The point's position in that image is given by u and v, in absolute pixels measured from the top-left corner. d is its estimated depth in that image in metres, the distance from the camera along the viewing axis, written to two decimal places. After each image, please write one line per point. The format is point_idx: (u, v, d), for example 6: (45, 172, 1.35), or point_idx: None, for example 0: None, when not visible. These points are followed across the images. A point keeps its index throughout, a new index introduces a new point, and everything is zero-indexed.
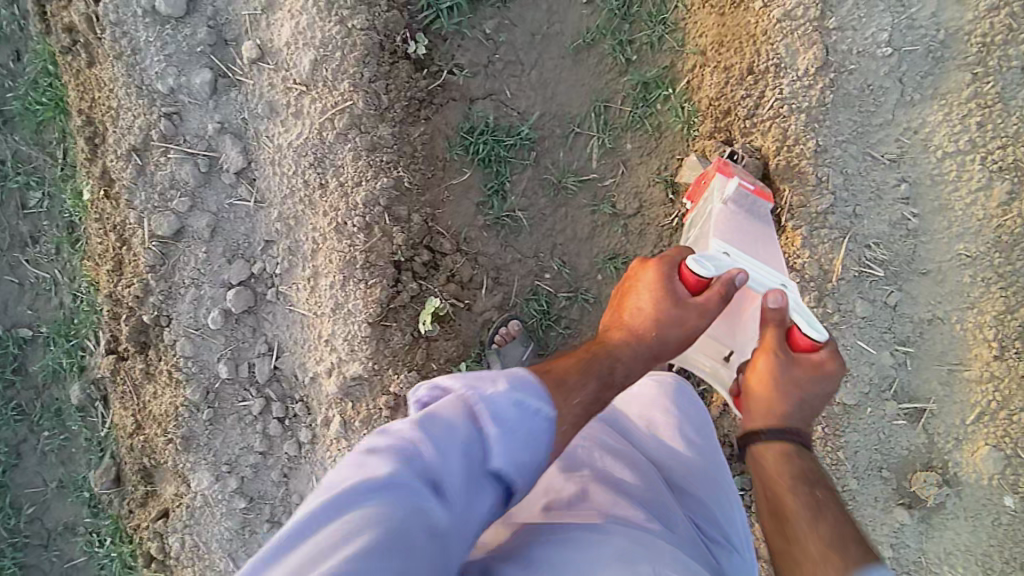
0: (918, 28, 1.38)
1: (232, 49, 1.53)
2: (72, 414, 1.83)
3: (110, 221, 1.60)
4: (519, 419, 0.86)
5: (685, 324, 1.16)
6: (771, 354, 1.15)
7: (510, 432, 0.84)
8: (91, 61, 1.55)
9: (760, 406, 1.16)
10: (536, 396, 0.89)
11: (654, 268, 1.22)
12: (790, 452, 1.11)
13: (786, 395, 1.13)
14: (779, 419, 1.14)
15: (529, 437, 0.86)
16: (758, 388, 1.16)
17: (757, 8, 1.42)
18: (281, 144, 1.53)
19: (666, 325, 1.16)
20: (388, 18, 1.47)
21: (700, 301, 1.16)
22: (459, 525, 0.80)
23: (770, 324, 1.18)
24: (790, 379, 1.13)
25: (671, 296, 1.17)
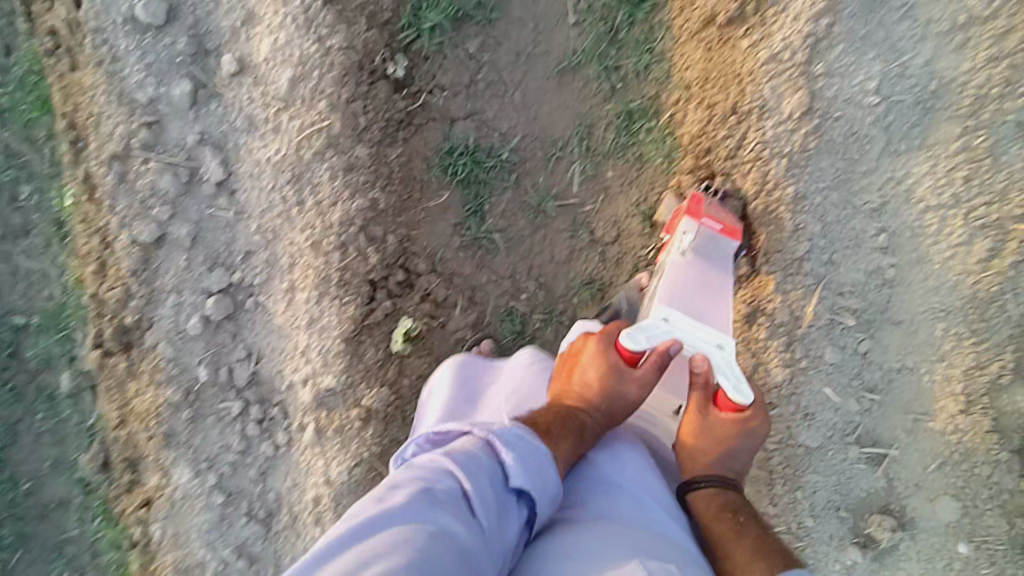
0: (909, 78, 1.32)
1: (212, 60, 1.52)
2: (65, 400, 1.90)
3: (94, 224, 1.63)
4: (526, 449, 0.95)
5: (637, 385, 1.21)
6: (696, 411, 1.18)
7: (524, 460, 0.93)
8: (74, 65, 1.55)
9: (689, 460, 1.19)
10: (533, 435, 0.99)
11: (593, 343, 1.26)
12: (718, 494, 1.14)
13: (711, 447, 1.17)
14: (706, 470, 1.16)
15: (540, 464, 0.95)
16: (685, 442, 1.19)
17: (745, 47, 1.39)
18: (260, 159, 1.54)
19: (620, 387, 1.20)
20: (367, 38, 1.46)
21: (639, 375, 1.20)
22: (497, 546, 0.86)
23: (695, 387, 1.20)
24: (713, 433, 1.17)
25: (612, 366, 1.21)
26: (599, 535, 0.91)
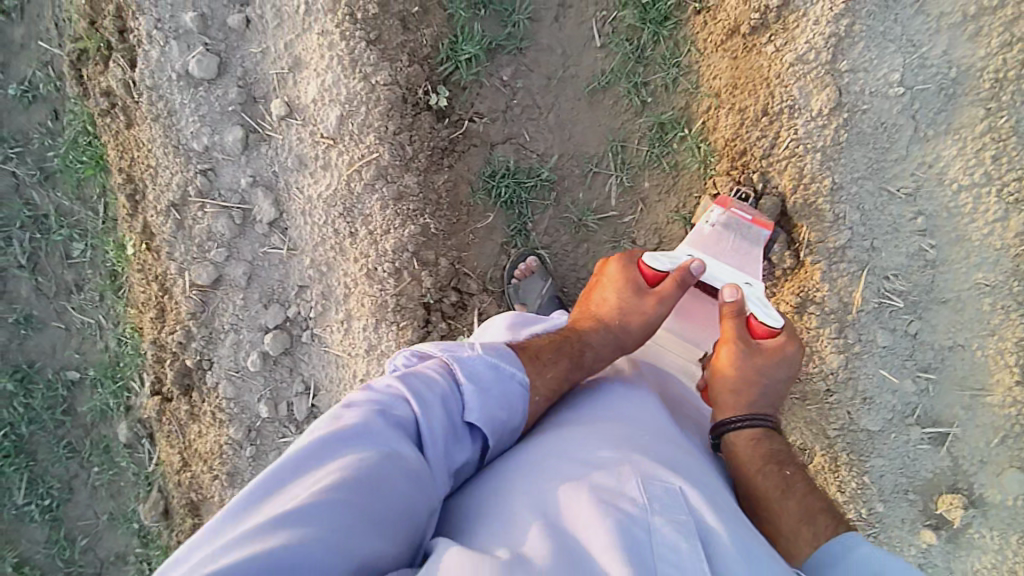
0: (930, 66, 1.40)
1: (261, 106, 1.60)
2: (120, 450, 1.91)
3: (152, 271, 1.68)
4: (494, 380, 1.02)
5: (645, 313, 1.26)
6: (732, 345, 1.19)
7: (487, 392, 1.00)
8: (130, 123, 1.63)
9: (726, 400, 1.17)
10: (511, 363, 1.06)
11: (617, 263, 1.34)
12: (760, 436, 1.14)
13: (751, 383, 1.16)
14: (747, 409, 1.15)
15: (506, 397, 1.03)
16: (724, 381, 1.18)
17: (769, 52, 1.46)
18: (312, 196, 1.60)
19: (630, 312, 1.26)
20: (409, 72, 1.53)
21: (657, 291, 1.27)
22: (445, 469, 0.95)
23: (730, 317, 1.22)
24: (752, 368, 1.17)
25: (632, 286, 1.28)
26: (586, 453, 0.98)
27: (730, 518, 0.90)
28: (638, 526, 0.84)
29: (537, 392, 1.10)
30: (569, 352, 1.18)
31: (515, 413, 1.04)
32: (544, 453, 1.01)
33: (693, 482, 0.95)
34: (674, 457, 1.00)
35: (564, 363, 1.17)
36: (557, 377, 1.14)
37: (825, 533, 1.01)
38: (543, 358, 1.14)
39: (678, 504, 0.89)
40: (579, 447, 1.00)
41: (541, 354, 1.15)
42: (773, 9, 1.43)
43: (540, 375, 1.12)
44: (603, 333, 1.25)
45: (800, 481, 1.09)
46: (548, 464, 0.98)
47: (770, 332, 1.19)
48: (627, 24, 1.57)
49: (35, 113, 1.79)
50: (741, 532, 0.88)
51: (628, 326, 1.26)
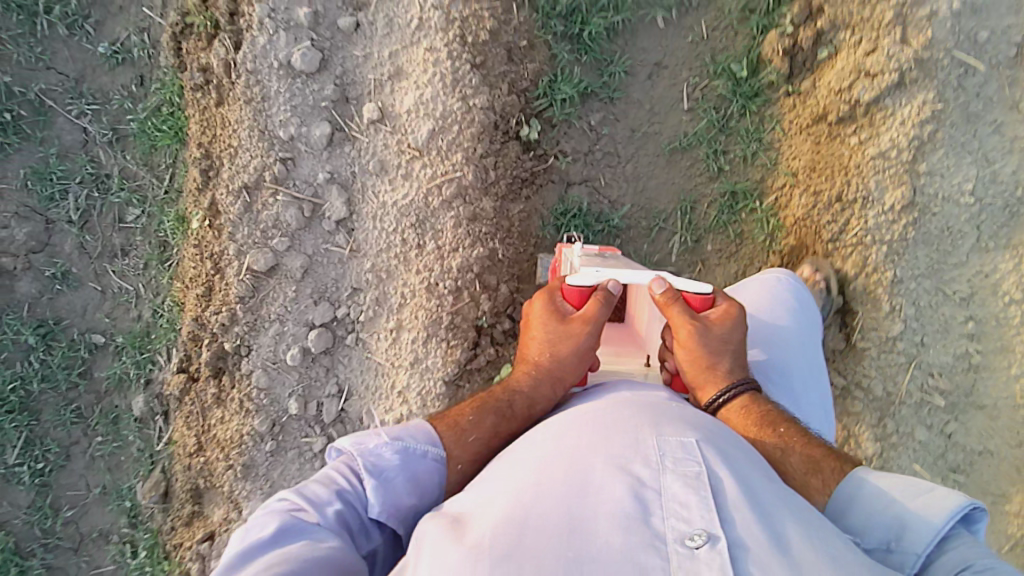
0: (1000, 183, 1.47)
1: (352, 107, 1.63)
2: (129, 424, 1.85)
3: (209, 249, 1.67)
4: (402, 463, 0.99)
5: (575, 340, 1.17)
6: (687, 326, 1.14)
7: (392, 479, 0.97)
8: (220, 101, 1.65)
9: (703, 378, 1.16)
10: (424, 441, 1.02)
11: (537, 300, 1.25)
12: (748, 402, 1.14)
13: (717, 354, 1.15)
14: (726, 382, 1.15)
15: (416, 478, 0.99)
16: (694, 367, 1.15)
17: (853, 144, 1.53)
18: (386, 202, 1.62)
19: (559, 343, 1.17)
20: (507, 101, 1.58)
21: (582, 312, 1.19)
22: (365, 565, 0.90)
23: (672, 305, 1.16)
24: (709, 339, 1.14)
25: (556, 315, 1.21)
26: (597, 417, 0.95)
27: (745, 476, 0.85)
28: (646, 488, 0.81)
29: (456, 459, 1.05)
30: (493, 407, 1.12)
31: (431, 494, 0.99)
32: (558, 421, 0.99)
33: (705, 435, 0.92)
34: (688, 418, 0.97)
35: (490, 418, 1.11)
36: (483, 437, 1.08)
37: (834, 477, 1.02)
38: (463, 422, 1.10)
39: (692, 459, 0.85)
40: (594, 413, 0.97)
41: (465, 417, 1.10)
42: (864, 104, 1.50)
43: (464, 443, 1.06)
44: (540, 378, 1.17)
45: (795, 434, 1.10)
46: (563, 429, 0.95)
47: (702, 299, 1.17)
48: (717, 93, 1.65)
49: (118, 75, 1.81)
50: (755, 488, 0.84)
51: (561, 360, 1.17)
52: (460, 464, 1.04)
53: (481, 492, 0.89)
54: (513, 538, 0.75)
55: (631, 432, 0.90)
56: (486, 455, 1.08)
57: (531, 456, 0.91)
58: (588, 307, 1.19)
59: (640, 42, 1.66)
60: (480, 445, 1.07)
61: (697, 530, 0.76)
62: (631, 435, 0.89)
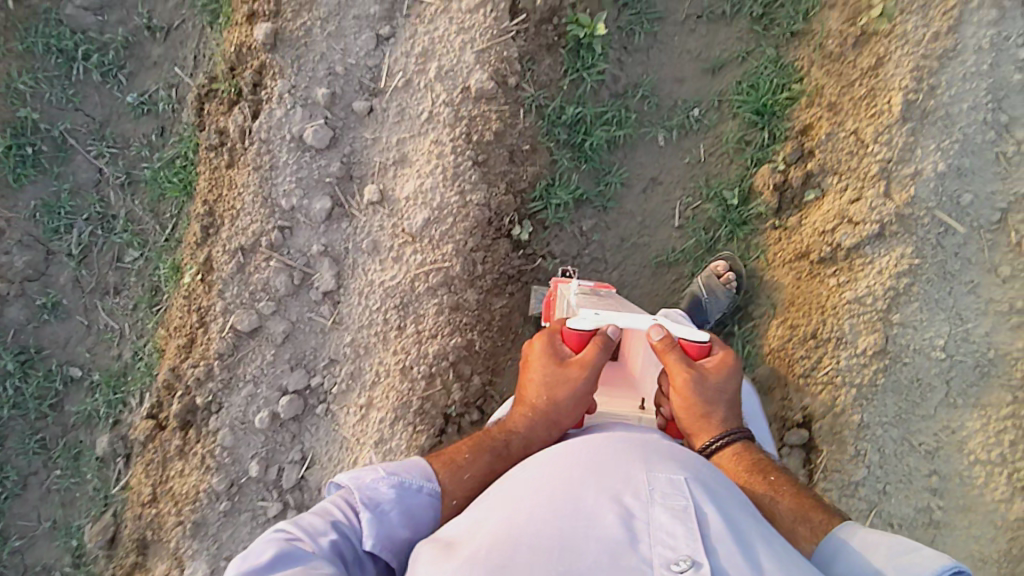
0: (972, 342, 1.51)
1: (355, 185, 1.69)
2: (90, 461, 1.84)
3: (197, 302, 1.71)
4: (398, 496, 1.06)
5: (575, 385, 1.19)
6: (683, 373, 1.18)
7: (388, 512, 1.04)
8: (231, 163, 1.72)
9: (697, 425, 1.20)
10: (421, 476, 1.10)
11: (538, 339, 1.28)
12: (740, 451, 1.19)
13: (713, 403, 1.18)
14: (719, 432, 1.18)
15: (410, 512, 1.06)
16: (688, 414, 1.18)
17: (831, 284, 1.57)
18: (374, 280, 1.66)
19: (558, 390, 1.20)
20: (502, 200, 1.64)
21: (580, 357, 1.21)
22: None
23: (668, 349, 1.21)
24: (705, 388, 1.18)
25: (553, 360, 1.23)
26: (591, 446, 1.04)
27: (728, 510, 0.95)
28: (634, 514, 0.91)
29: (452, 496, 1.12)
30: (490, 448, 1.18)
31: (423, 528, 1.06)
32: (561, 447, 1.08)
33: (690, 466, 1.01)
34: (676, 450, 1.06)
35: (487, 458, 1.18)
36: (479, 475, 1.16)
37: (824, 528, 1.09)
38: (460, 460, 1.17)
39: (680, 493, 0.94)
40: (593, 442, 1.06)
41: (462, 455, 1.17)
42: (844, 249, 1.55)
43: (460, 480, 1.14)
44: (535, 420, 1.21)
45: (785, 485, 1.16)
46: (565, 454, 1.05)
47: (700, 346, 1.22)
48: (708, 215, 1.72)
49: (142, 124, 1.91)
50: (736, 521, 0.93)
51: (559, 405, 1.19)
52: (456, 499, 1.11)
53: (485, 506, 0.99)
54: (509, 558, 0.86)
55: (625, 464, 0.99)
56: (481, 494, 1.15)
57: (532, 478, 1.00)
58: (588, 354, 1.21)
59: (638, 155, 1.75)
60: (476, 483, 1.14)
61: (682, 555, 0.86)
62: (625, 467, 0.98)
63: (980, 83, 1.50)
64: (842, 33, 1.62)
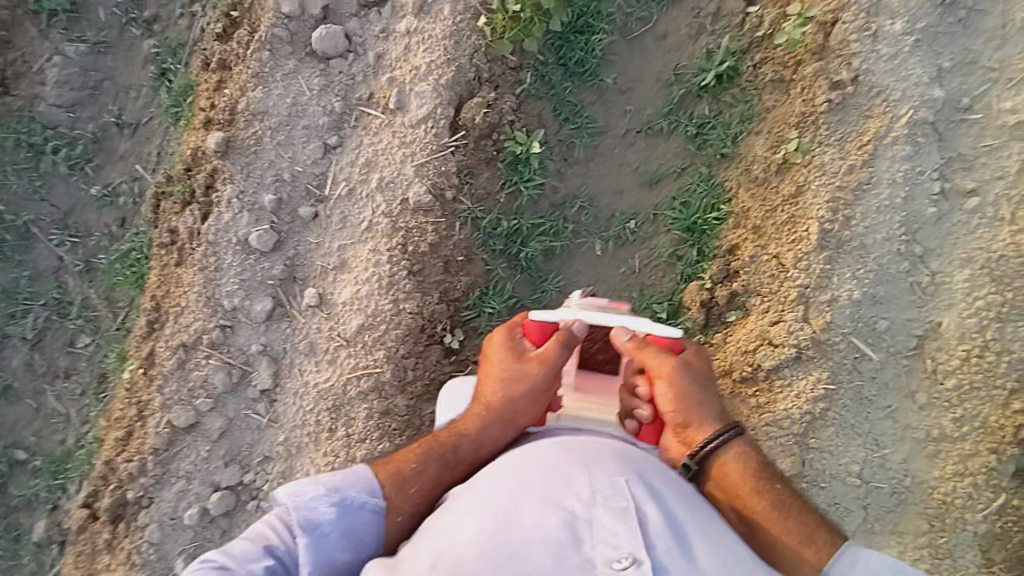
0: (889, 469, 1.55)
1: (297, 286, 1.76)
2: (25, 546, 1.86)
3: (137, 395, 1.75)
4: (338, 517, 1.18)
5: (530, 379, 1.36)
6: (672, 368, 1.33)
7: (326, 533, 1.16)
8: (179, 261, 1.79)
9: (693, 419, 1.36)
10: (362, 494, 1.21)
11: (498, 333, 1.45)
12: (741, 456, 1.35)
13: (703, 401, 1.35)
14: (718, 427, 1.35)
15: (349, 530, 1.18)
16: (682, 410, 1.34)
17: (751, 405, 1.61)
18: (309, 381, 1.71)
19: (513, 386, 1.36)
20: (435, 308, 1.70)
21: (536, 354, 1.38)
22: None
23: (648, 351, 1.36)
24: (687, 383, 1.34)
25: (513, 355, 1.39)
26: (537, 466, 1.18)
27: (665, 505, 1.12)
28: (579, 517, 1.07)
29: (399, 509, 1.24)
30: (437, 455, 1.32)
31: (366, 541, 1.19)
32: (512, 460, 1.23)
33: (628, 473, 1.16)
34: (616, 457, 1.21)
35: (434, 466, 1.31)
36: (427, 484, 1.29)
37: (831, 542, 1.25)
38: (407, 471, 1.29)
39: (619, 494, 1.11)
40: (542, 455, 1.21)
41: (410, 466, 1.29)
42: (764, 370, 1.59)
43: (406, 492, 1.26)
44: (489, 416, 1.36)
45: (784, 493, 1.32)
46: (518, 464, 1.20)
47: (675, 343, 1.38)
48: None
49: (104, 214, 1.99)
50: (669, 513, 1.11)
51: (515, 398, 1.35)
52: (402, 514, 1.24)
53: (449, 516, 1.14)
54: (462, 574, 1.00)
55: (570, 472, 1.15)
56: (428, 501, 1.28)
57: (489, 491, 1.15)
58: (547, 348, 1.38)
59: (573, 263, 1.80)
60: (422, 495, 1.27)
61: (624, 555, 1.02)
62: (569, 476, 1.13)
63: (893, 217, 1.56)
64: (766, 159, 1.69)
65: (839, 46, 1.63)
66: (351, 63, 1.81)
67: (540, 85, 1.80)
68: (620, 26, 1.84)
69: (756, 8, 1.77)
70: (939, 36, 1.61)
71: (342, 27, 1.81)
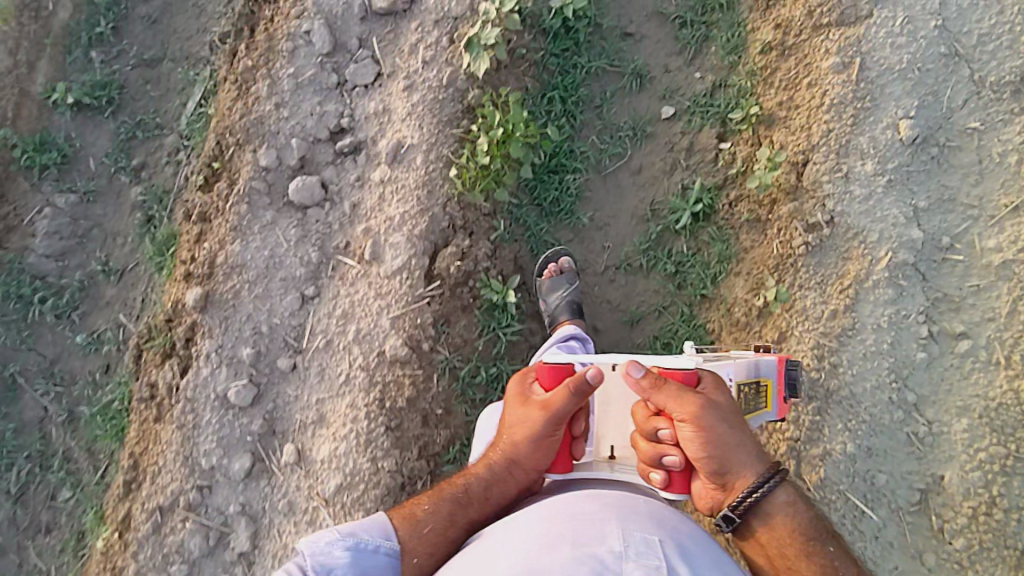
0: None
1: (276, 440, 1.73)
2: None
3: (113, 560, 1.71)
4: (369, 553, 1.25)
5: (536, 431, 1.27)
6: (699, 408, 1.16)
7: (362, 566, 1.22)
8: (158, 416, 1.77)
9: (730, 465, 1.20)
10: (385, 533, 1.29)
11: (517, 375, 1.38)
12: (786, 507, 1.23)
13: (728, 447, 1.19)
14: (757, 474, 1.21)
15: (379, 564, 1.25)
16: (717, 456, 1.18)
17: None
18: (287, 543, 1.66)
19: (519, 436, 1.30)
20: (414, 465, 1.66)
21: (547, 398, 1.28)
22: None
23: (658, 388, 1.20)
24: (710, 421, 1.18)
25: (522, 400, 1.32)
26: (573, 512, 1.19)
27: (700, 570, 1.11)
28: (610, 568, 1.06)
29: (411, 554, 1.27)
30: (450, 497, 1.34)
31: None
32: (541, 509, 1.23)
33: (663, 533, 1.15)
34: (651, 517, 1.20)
35: (445, 513, 1.31)
36: (439, 525, 1.30)
37: None
38: (420, 514, 1.32)
39: (651, 553, 1.10)
40: (573, 504, 1.22)
41: (420, 510, 1.32)
42: None
43: (418, 534, 1.30)
44: (500, 466, 1.34)
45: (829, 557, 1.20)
46: (551, 509, 1.21)
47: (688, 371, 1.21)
48: None
49: (89, 360, 2.00)
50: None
51: (525, 447, 1.30)
52: (415, 557, 1.26)
53: (481, 557, 1.15)
54: None
55: (604, 523, 1.15)
56: (439, 547, 1.29)
57: (521, 533, 1.17)
58: (555, 396, 1.25)
59: None
60: (434, 537, 1.29)
61: None
62: (602, 526, 1.14)
63: (881, 362, 1.51)
64: (747, 303, 1.65)
65: (811, 185, 1.63)
66: (328, 210, 1.83)
67: (516, 226, 1.80)
68: (593, 164, 1.87)
69: (727, 144, 1.78)
70: (912, 174, 1.60)
71: (318, 176, 1.85)
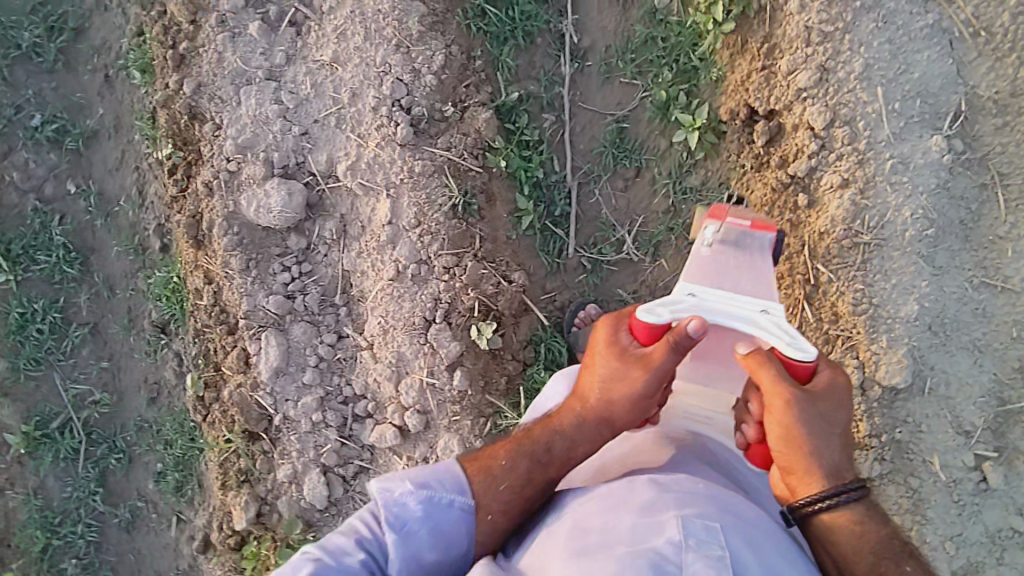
0: None
1: None
2: None
3: None
4: (440, 512, 1.18)
5: (636, 392, 1.21)
6: (787, 402, 1.12)
7: (429, 522, 1.17)
8: None
9: (799, 464, 1.16)
10: (453, 490, 1.20)
11: (603, 328, 1.27)
12: (859, 520, 1.14)
13: (813, 431, 1.14)
14: (829, 482, 1.14)
15: (446, 524, 1.17)
16: (792, 448, 1.14)
17: None
18: None
19: (614, 387, 1.23)
20: None
21: (651, 352, 1.20)
22: None
23: (765, 365, 1.16)
24: (803, 416, 1.13)
25: (619, 354, 1.23)
26: (635, 495, 1.13)
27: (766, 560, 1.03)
28: (671, 562, 0.99)
29: (487, 511, 1.19)
30: (529, 452, 1.24)
31: (452, 548, 1.18)
32: (597, 494, 1.16)
33: (731, 522, 1.07)
34: (716, 498, 1.12)
35: (525, 462, 1.23)
36: (514, 485, 1.21)
37: None
38: (496, 468, 1.23)
39: (714, 542, 1.01)
40: (638, 488, 1.14)
41: (500, 463, 1.23)
42: None
43: (492, 490, 1.21)
44: (585, 421, 1.26)
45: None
46: (615, 498, 1.14)
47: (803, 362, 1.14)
48: None
49: None
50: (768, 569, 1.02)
51: (623, 408, 1.22)
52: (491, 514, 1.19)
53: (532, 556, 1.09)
54: None
55: (662, 510, 1.08)
56: (517, 505, 1.21)
57: (580, 522, 1.12)
58: (654, 351, 1.20)
59: None
60: (510, 496, 1.21)
61: None
62: (660, 515, 1.06)
63: None
64: None
65: None
66: None
67: None
68: None
69: None
70: None
71: None
